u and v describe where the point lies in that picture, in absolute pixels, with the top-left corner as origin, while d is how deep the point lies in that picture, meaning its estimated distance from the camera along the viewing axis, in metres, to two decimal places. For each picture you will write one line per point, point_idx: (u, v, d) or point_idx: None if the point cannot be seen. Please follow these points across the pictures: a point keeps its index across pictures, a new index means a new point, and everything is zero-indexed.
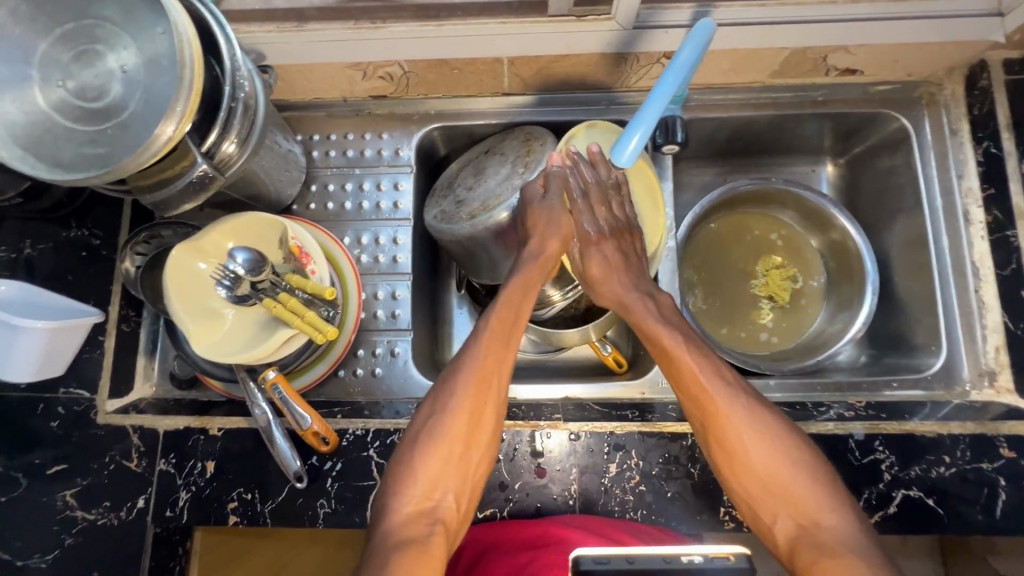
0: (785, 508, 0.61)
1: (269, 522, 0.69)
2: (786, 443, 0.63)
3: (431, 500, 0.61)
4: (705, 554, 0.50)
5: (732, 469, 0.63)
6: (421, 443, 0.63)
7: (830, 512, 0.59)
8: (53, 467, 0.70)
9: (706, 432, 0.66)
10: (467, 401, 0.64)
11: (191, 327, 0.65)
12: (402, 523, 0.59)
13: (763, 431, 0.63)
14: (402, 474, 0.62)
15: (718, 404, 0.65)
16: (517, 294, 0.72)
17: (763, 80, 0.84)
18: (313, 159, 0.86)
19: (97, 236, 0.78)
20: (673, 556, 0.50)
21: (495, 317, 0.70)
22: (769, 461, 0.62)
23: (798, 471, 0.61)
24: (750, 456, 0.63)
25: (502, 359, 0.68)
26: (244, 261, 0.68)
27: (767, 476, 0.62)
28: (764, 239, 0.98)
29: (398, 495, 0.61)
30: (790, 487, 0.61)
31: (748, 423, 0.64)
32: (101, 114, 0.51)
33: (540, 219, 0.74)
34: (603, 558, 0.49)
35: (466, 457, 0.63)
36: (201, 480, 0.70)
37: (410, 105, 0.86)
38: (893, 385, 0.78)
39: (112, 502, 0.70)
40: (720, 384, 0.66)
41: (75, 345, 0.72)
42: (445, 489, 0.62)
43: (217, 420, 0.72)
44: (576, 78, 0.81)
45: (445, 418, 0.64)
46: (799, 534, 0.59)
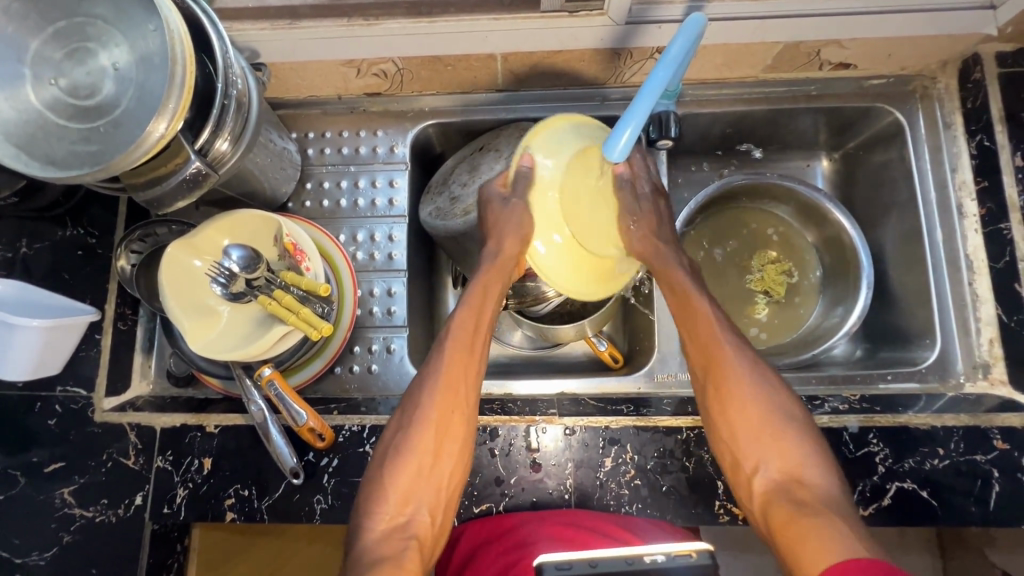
0: (768, 459, 0.61)
1: (266, 519, 0.69)
2: (778, 408, 0.63)
3: (405, 512, 0.60)
4: (668, 552, 0.49)
5: (722, 417, 0.64)
6: (393, 455, 0.63)
7: (813, 469, 0.59)
8: (50, 466, 0.70)
9: (705, 382, 0.67)
10: (433, 413, 0.63)
11: (187, 324, 0.65)
12: (379, 538, 0.58)
13: (763, 390, 0.64)
14: (373, 492, 0.61)
15: (726, 357, 0.66)
16: (481, 301, 0.70)
17: (757, 75, 0.84)
18: (308, 157, 0.87)
19: (93, 235, 0.78)
20: (636, 557, 0.49)
21: (460, 326, 0.68)
22: (763, 416, 0.62)
23: (789, 428, 0.62)
24: (746, 407, 0.63)
25: (469, 367, 0.66)
26: (239, 258, 0.67)
27: (754, 434, 0.62)
28: (760, 234, 0.98)
29: (371, 512, 0.60)
30: (777, 441, 0.61)
31: (747, 380, 0.64)
32: (94, 112, 0.51)
33: (499, 219, 0.70)
34: (563, 564, 0.48)
35: (437, 468, 0.62)
36: (198, 477, 0.71)
37: (405, 103, 0.86)
38: (888, 378, 0.78)
39: (110, 500, 0.71)
40: (727, 341, 0.67)
41: (71, 343, 0.72)
42: (418, 502, 0.61)
43: (213, 418, 0.73)
44: (570, 74, 0.81)
45: (412, 431, 0.63)
46: (778, 487, 0.59)
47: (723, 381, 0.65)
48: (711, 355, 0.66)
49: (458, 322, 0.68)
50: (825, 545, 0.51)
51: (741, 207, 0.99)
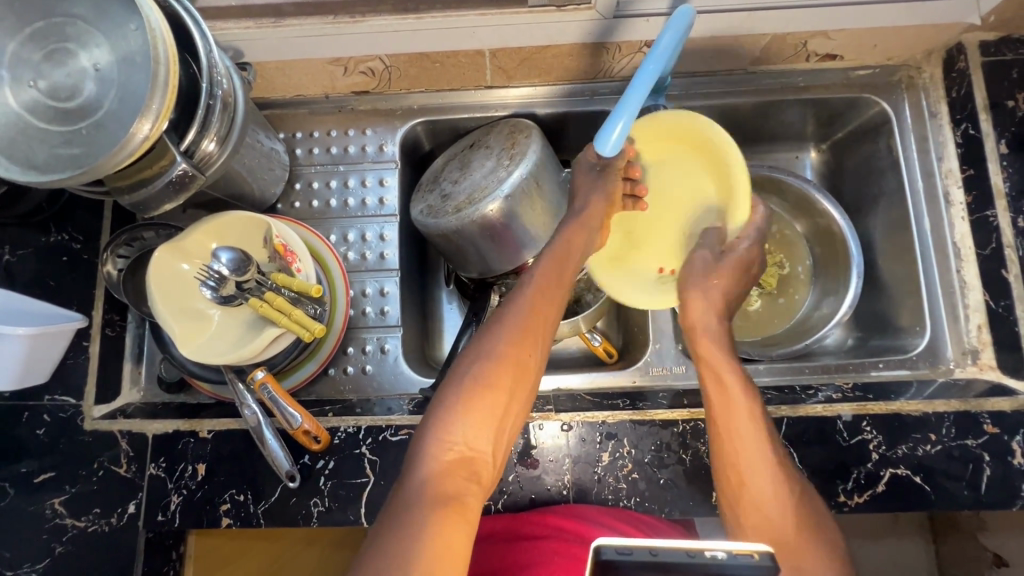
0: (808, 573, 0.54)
1: (263, 523, 0.68)
2: (799, 490, 0.59)
3: (471, 451, 0.56)
4: (728, 549, 0.45)
5: (758, 510, 0.58)
6: (468, 388, 0.58)
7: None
8: (40, 475, 0.69)
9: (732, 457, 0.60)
10: (516, 351, 0.60)
11: (177, 330, 0.64)
12: (442, 472, 0.54)
13: (790, 477, 0.60)
14: (444, 420, 0.56)
15: (743, 458, 0.59)
16: (564, 252, 0.69)
17: (745, 67, 0.84)
18: (297, 157, 0.86)
19: (78, 240, 0.77)
20: (698, 550, 0.45)
21: (547, 271, 0.66)
22: (788, 524, 0.57)
23: (819, 529, 0.57)
24: (774, 502, 0.58)
25: (543, 321, 0.63)
26: (227, 261, 0.67)
27: (778, 520, 0.57)
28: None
29: (436, 444, 0.55)
30: (806, 551, 0.55)
31: (770, 473, 0.59)
32: (74, 114, 0.50)
33: (584, 186, 0.74)
34: (626, 549, 0.45)
35: (508, 411, 0.58)
36: (192, 483, 0.70)
37: (393, 101, 0.85)
38: (880, 365, 0.79)
39: (103, 509, 0.70)
40: (751, 435, 0.60)
41: (58, 351, 0.71)
42: (485, 443, 0.57)
43: (206, 423, 0.72)
44: (559, 70, 0.81)
45: (492, 365, 0.59)
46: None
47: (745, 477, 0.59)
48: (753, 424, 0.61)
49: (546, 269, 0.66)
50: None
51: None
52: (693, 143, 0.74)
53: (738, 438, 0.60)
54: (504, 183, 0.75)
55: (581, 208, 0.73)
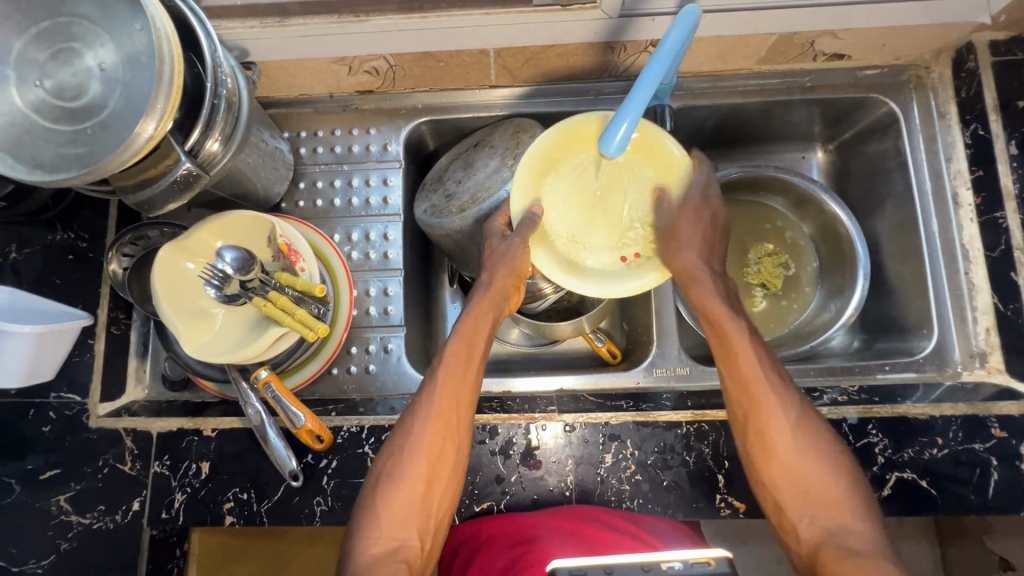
0: (820, 504, 0.59)
1: (265, 522, 0.69)
2: (816, 437, 0.62)
3: (397, 541, 0.58)
4: (685, 560, 0.49)
5: (763, 458, 0.62)
6: (387, 480, 0.61)
7: (849, 508, 0.59)
8: (46, 472, 0.70)
9: (739, 417, 0.65)
10: (425, 441, 0.61)
11: (182, 328, 0.64)
12: (370, 564, 0.56)
13: (793, 424, 0.62)
14: (365, 514, 0.60)
15: (765, 409, 0.63)
16: (471, 330, 0.69)
17: (751, 67, 0.84)
18: (301, 156, 0.86)
19: (84, 239, 0.78)
20: (652, 564, 0.49)
21: (451, 352, 0.67)
22: (811, 472, 0.60)
23: (825, 467, 0.61)
24: (780, 446, 0.62)
25: (463, 393, 0.64)
26: (232, 260, 0.67)
27: (798, 468, 0.61)
28: (773, 229, 0.99)
29: (362, 535, 0.59)
30: (817, 485, 0.60)
31: (788, 423, 0.62)
32: (80, 113, 0.50)
33: (491, 255, 0.70)
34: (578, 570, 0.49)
35: (428, 496, 0.61)
36: (195, 481, 0.70)
37: (397, 100, 0.85)
38: (886, 368, 0.78)
39: (107, 506, 0.70)
40: (770, 383, 0.64)
41: (64, 349, 0.71)
42: (409, 529, 0.59)
43: (210, 421, 0.72)
44: (563, 70, 0.81)
45: (404, 459, 0.61)
46: (821, 536, 0.58)
47: (762, 425, 0.63)
48: (745, 382, 0.64)
49: (454, 351, 0.67)
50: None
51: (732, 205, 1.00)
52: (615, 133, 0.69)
53: (755, 386, 0.64)
54: (508, 182, 0.75)
55: (487, 283, 0.70)
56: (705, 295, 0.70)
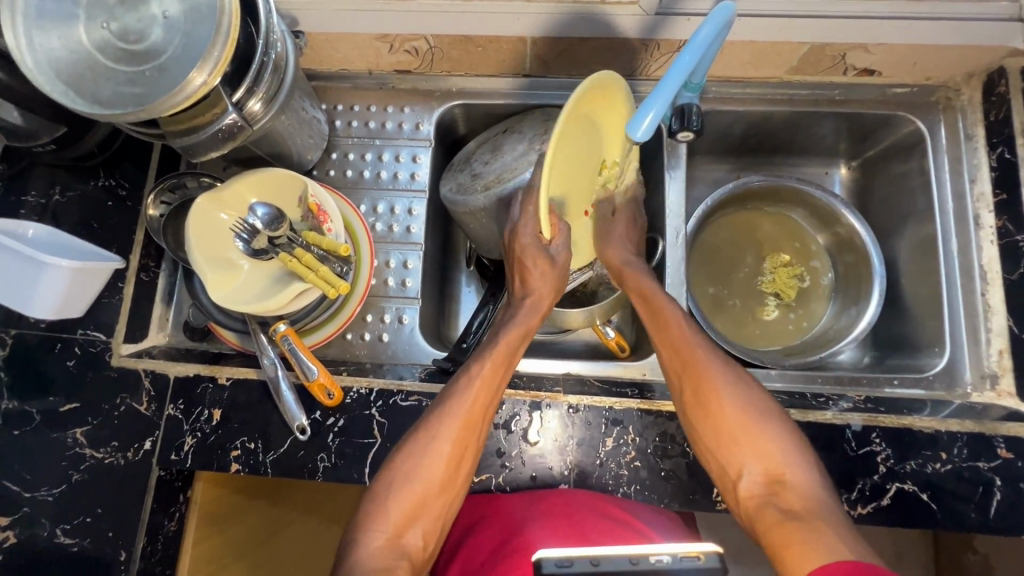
0: (759, 454, 0.61)
1: (270, 472, 0.70)
2: (753, 394, 0.66)
3: (404, 536, 0.60)
4: (675, 552, 0.48)
5: (704, 428, 0.64)
6: (400, 476, 0.62)
7: (798, 468, 0.60)
8: (65, 406, 0.73)
9: (679, 391, 0.68)
10: (450, 446, 0.63)
11: (210, 275, 0.67)
12: (377, 554, 0.58)
13: (733, 395, 0.65)
14: (375, 510, 0.61)
15: (702, 364, 0.67)
16: (514, 343, 0.71)
17: (780, 76, 0.85)
18: (336, 128, 0.89)
19: (123, 187, 0.81)
20: (640, 556, 0.48)
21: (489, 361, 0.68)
22: (742, 420, 0.63)
23: (767, 427, 0.63)
24: (723, 412, 0.64)
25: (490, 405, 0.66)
26: (263, 216, 0.70)
27: (737, 420, 0.63)
28: (788, 240, 1.00)
29: (370, 527, 0.60)
30: (759, 438, 0.62)
31: (724, 377, 0.66)
32: (140, 56, 0.54)
33: (535, 270, 0.73)
34: (564, 561, 0.48)
35: (440, 498, 0.63)
36: (207, 427, 0.72)
37: (433, 82, 0.88)
38: (894, 382, 0.78)
39: (120, 443, 0.73)
40: (702, 345, 0.69)
41: (95, 288, 0.74)
42: (416, 526, 0.61)
43: (226, 370, 0.74)
44: (596, 64, 0.83)
45: (424, 461, 0.63)
46: (764, 486, 0.59)
47: (700, 379, 0.66)
48: (683, 359, 0.68)
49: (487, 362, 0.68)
50: (812, 553, 0.51)
51: (731, 216, 1.01)
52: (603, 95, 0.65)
53: (688, 346, 0.69)
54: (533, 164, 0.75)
55: (527, 297, 0.74)
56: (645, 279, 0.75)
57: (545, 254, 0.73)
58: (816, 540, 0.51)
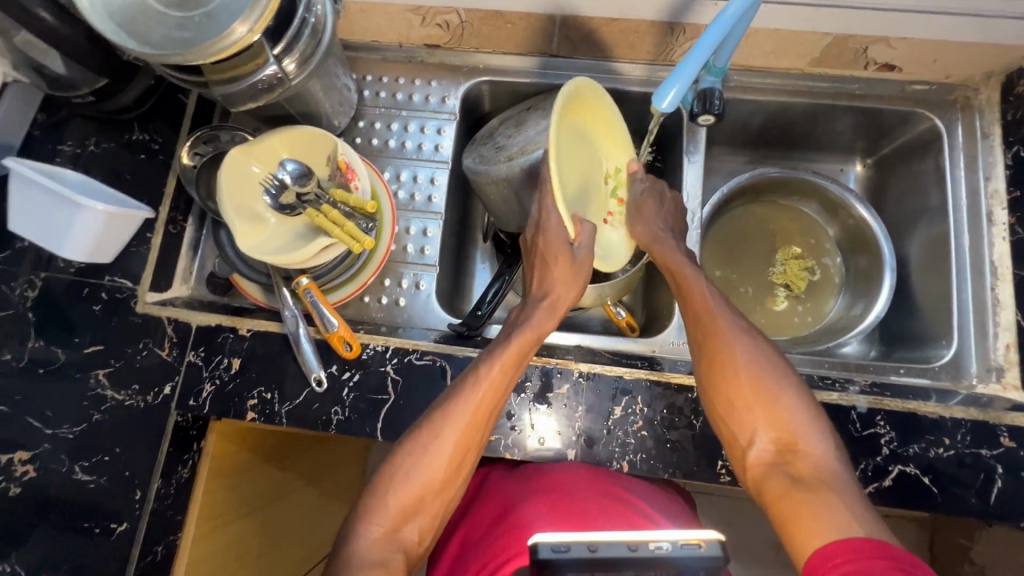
0: (773, 424, 0.62)
1: (284, 422, 0.72)
2: (771, 363, 0.66)
3: (401, 528, 0.62)
4: (676, 541, 0.50)
5: (722, 397, 0.65)
6: (405, 463, 0.63)
7: (813, 438, 0.60)
8: (90, 347, 0.74)
9: (699, 360, 0.69)
10: (452, 446, 0.64)
11: (239, 225, 0.69)
12: (374, 545, 0.60)
13: (751, 361, 0.65)
14: (374, 501, 0.63)
15: (719, 336, 0.68)
16: (528, 345, 0.69)
17: (802, 68, 0.87)
18: (364, 97, 0.91)
19: (156, 141, 0.84)
20: (641, 543, 0.50)
21: (502, 361, 0.67)
22: (757, 388, 0.64)
23: (782, 395, 0.63)
24: (740, 380, 0.65)
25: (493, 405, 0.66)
26: (292, 172, 0.72)
27: (752, 390, 0.64)
28: (799, 233, 1.02)
29: (366, 520, 0.62)
30: (772, 408, 0.62)
31: (741, 348, 0.66)
32: (191, 4, 0.56)
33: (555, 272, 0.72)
34: (561, 547, 0.48)
35: (442, 493, 0.64)
36: (225, 375, 0.74)
37: (461, 57, 0.90)
38: (901, 371, 0.78)
39: (141, 386, 0.75)
40: (724, 312, 0.70)
41: (125, 236, 0.76)
42: (414, 522, 0.62)
43: (247, 322, 0.76)
44: (621, 47, 0.85)
45: (428, 455, 0.63)
46: (776, 458, 0.60)
47: (717, 352, 0.67)
48: (705, 327, 0.69)
49: (499, 359, 0.67)
50: (821, 526, 0.51)
51: (745, 207, 1.02)
52: (587, 110, 0.74)
53: (709, 320, 0.69)
54: None
55: (546, 298, 0.72)
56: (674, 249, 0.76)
57: (565, 250, 0.71)
58: (824, 512, 0.52)
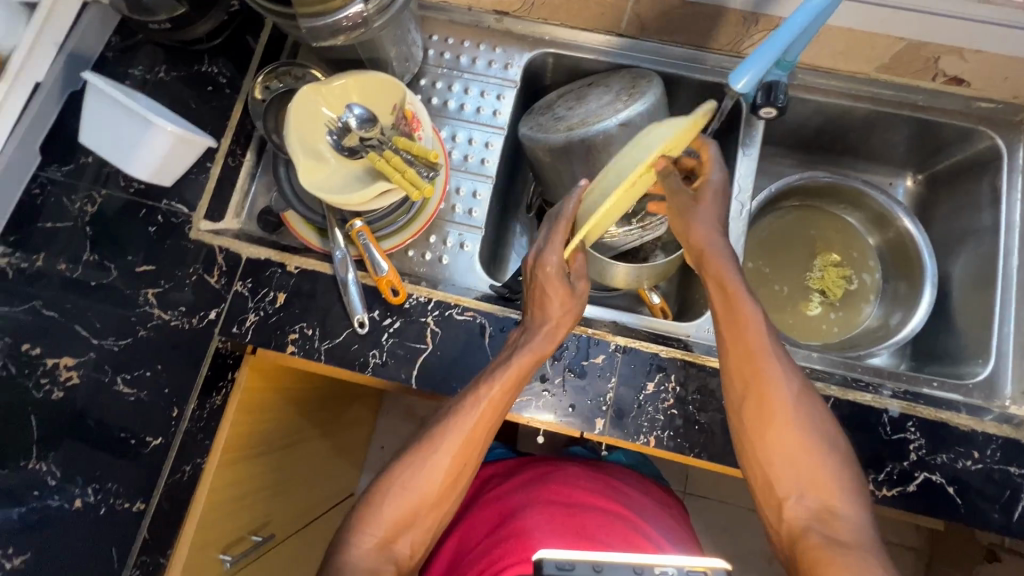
0: (808, 484, 0.61)
1: (322, 359, 0.74)
2: (813, 419, 0.64)
3: (394, 543, 0.63)
4: (681, 567, 0.45)
5: (760, 446, 0.64)
6: (405, 479, 0.65)
7: (848, 502, 0.60)
8: (142, 266, 0.78)
9: (741, 401, 0.66)
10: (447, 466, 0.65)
11: (302, 160, 0.70)
12: (368, 554, 0.62)
13: (796, 414, 0.64)
14: (370, 511, 0.64)
15: (768, 383, 0.65)
16: (528, 365, 0.67)
17: (869, 73, 0.86)
18: (428, 57, 0.92)
19: (224, 76, 0.85)
20: (646, 567, 0.45)
21: (500, 382, 0.66)
22: (801, 445, 0.63)
23: (824, 454, 0.62)
24: (784, 433, 0.63)
25: (489, 425, 0.67)
26: (358, 116, 0.74)
27: (793, 446, 0.63)
28: (841, 241, 1.01)
29: (363, 529, 0.63)
30: (811, 466, 0.62)
31: (790, 400, 0.64)
32: None
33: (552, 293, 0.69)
34: (567, 564, 0.43)
35: (435, 513, 0.65)
36: (270, 307, 0.76)
37: (528, 27, 0.91)
38: (934, 384, 0.78)
39: (188, 309, 0.77)
40: (775, 355, 0.66)
41: (187, 160, 0.78)
42: (406, 537, 0.64)
43: (295, 260, 0.78)
44: (690, 32, 0.85)
45: (425, 473, 0.65)
46: (812, 517, 0.60)
47: (763, 399, 0.64)
48: (755, 370, 0.65)
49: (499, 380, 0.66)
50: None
51: (792, 208, 1.02)
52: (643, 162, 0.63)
53: (762, 360, 0.65)
54: (620, 112, 0.77)
55: (546, 320, 0.69)
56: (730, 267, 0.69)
57: (564, 283, 0.70)
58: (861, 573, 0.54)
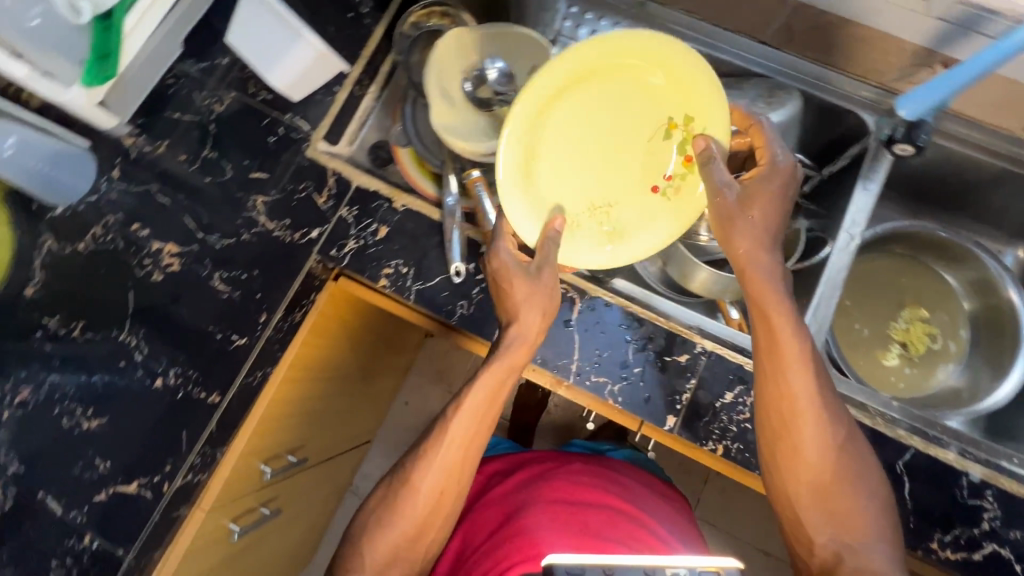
0: (839, 525, 0.64)
1: (412, 299, 0.75)
2: (844, 458, 0.65)
3: (390, 566, 0.71)
4: (692, 568, 0.52)
5: (791, 484, 0.65)
6: (393, 507, 0.71)
7: (877, 544, 0.63)
8: (255, 173, 0.80)
9: (772, 439, 0.66)
10: (429, 495, 0.71)
11: (436, 101, 0.71)
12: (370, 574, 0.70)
13: (829, 457, 0.65)
14: (368, 534, 0.72)
15: (798, 424, 0.64)
16: (497, 379, 0.70)
17: (1014, 131, 0.83)
18: (564, 27, 0.91)
19: (366, 5, 0.85)
20: (657, 569, 0.52)
21: (470, 406, 0.70)
22: (832, 487, 0.64)
23: (857, 495, 0.64)
24: (816, 475, 0.65)
25: (466, 452, 0.71)
26: (497, 70, 0.75)
27: (824, 488, 0.64)
28: (933, 296, 0.98)
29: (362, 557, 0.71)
30: (841, 508, 0.64)
31: (822, 441, 0.64)
32: None
33: (520, 294, 0.68)
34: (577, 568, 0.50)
35: (423, 539, 0.72)
36: (370, 239, 0.78)
37: (671, 16, 0.89)
38: (1015, 459, 0.70)
39: (293, 222, 0.79)
40: (807, 394, 0.64)
41: (319, 79, 0.80)
42: (399, 562, 0.71)
43: (403, 198, 0.79)
44: (839, 54, 0.82)
45: (409, 502, 0.71)
46: (839, 557, 0.63)
47: (796, 441, 0.65)
48: (786, 411, 0.65)
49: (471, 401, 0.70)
50: None
51: (891, 254, 0.99)
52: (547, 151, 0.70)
53: (795, 400, 0.64)
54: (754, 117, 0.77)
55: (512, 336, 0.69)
56: (772, 294, 0.65)
57: (524, 274, 0.68)
58: None
